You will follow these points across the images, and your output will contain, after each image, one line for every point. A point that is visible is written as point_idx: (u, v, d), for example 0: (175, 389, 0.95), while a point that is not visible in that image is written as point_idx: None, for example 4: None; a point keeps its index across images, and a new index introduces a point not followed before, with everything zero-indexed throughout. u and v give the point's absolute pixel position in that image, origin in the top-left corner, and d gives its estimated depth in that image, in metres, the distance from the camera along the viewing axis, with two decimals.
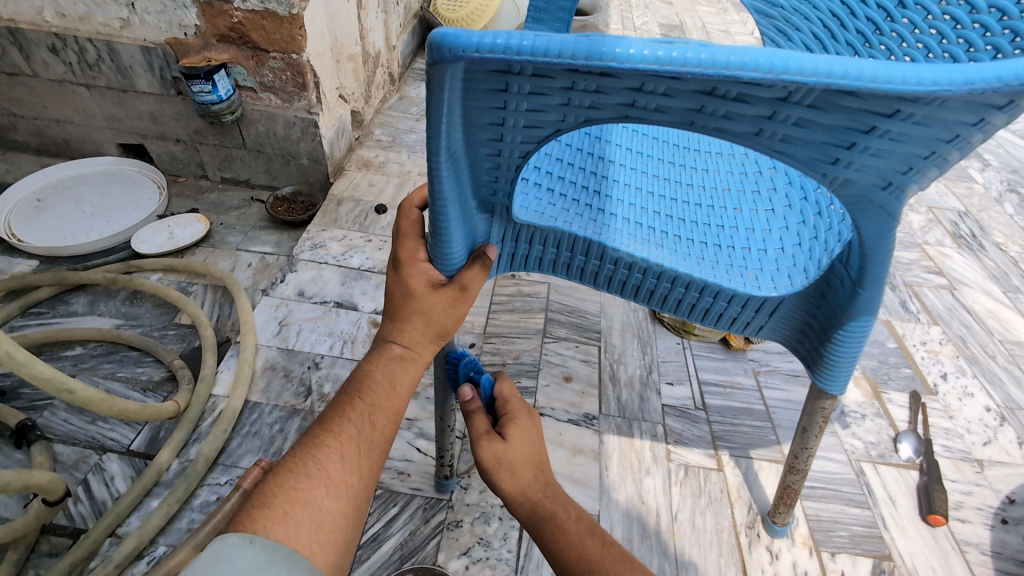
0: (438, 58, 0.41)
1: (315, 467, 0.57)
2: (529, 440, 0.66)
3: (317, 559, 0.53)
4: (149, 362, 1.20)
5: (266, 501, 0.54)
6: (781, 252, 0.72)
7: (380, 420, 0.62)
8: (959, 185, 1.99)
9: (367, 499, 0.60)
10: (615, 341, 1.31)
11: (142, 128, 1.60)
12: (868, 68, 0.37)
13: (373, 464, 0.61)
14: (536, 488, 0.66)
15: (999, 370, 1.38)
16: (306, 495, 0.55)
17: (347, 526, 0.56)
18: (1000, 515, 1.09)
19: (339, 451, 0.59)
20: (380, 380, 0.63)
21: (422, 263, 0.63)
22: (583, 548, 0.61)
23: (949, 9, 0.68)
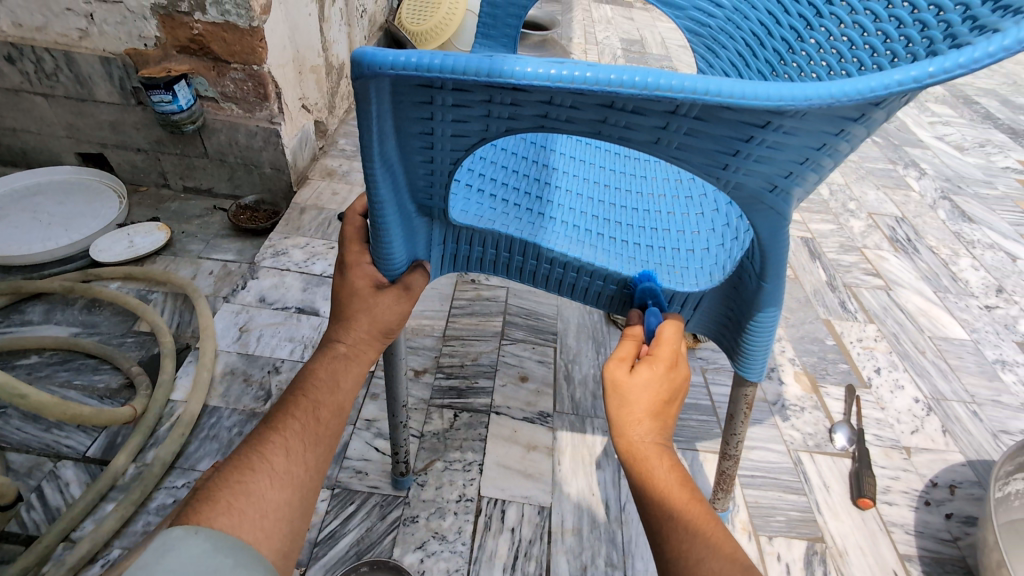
0: (361, 74, 0.46)
1: (259, 460, 0.60)
2: (652, 386, 0.62)
3: (262, 544, 0.55)
4: (106, 369, 1.20)
5: (211, 493, 0.56)
6: (706, 251, 0.78)
7: (323, 415, 0.65)
8: (897, 193, 2.12)
9: (313, 491, 0.62)
10: (570, 342, 1.37)
11: (101, 137, 1.60)
12: (727, 85, 0.43)
13: (317, 456, 0.64)
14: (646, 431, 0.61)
15: (928, 364, 1.48)
16: (250, 485, 0.57)
17: (292, 515, 0.59)
18: (924, 497, 1.17)
19: (283, 444, 0.62)
20: (323, 378, 0.65)
21: (366, 266, 0.67)
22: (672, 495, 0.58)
23: (847, 31, 0.74)
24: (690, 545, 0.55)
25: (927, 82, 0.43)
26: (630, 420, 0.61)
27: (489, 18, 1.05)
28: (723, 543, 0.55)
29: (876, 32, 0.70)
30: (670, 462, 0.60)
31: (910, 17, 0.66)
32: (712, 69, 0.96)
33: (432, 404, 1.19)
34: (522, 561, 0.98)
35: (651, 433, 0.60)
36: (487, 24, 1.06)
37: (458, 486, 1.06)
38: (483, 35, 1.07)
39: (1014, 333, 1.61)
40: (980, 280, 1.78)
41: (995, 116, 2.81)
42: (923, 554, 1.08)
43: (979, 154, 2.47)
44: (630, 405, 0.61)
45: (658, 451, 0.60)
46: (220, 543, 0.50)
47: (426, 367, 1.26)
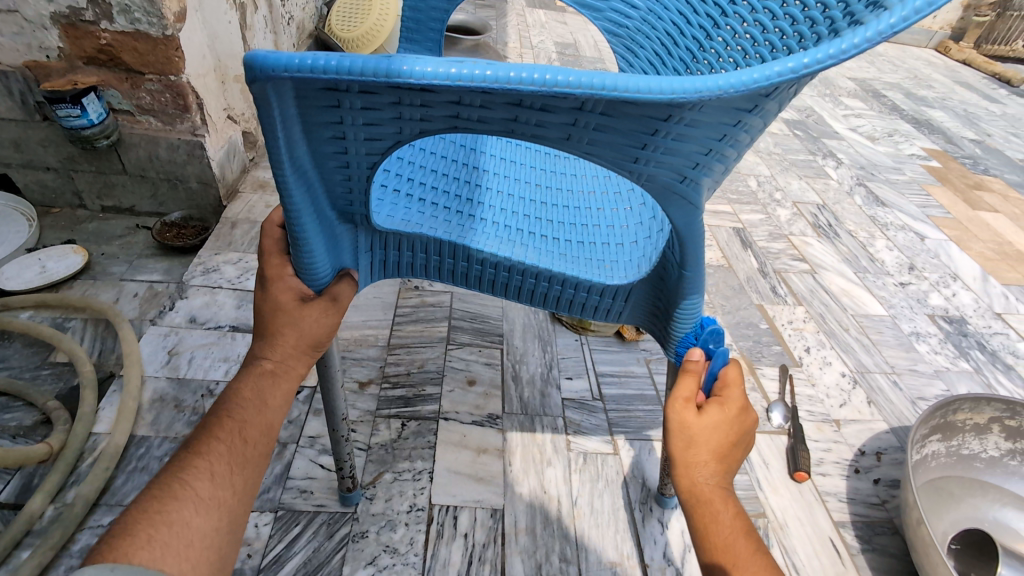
0: (256, 78, 0.44)
1: (182, 487, 0.57)
2: (721, 429, 0.62)
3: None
4: (18, 406, 1.11)
5: (127, 527, 0.53)
6: (634, 245, 0.80)
7: (251, 435, 0.62)
8: (818, 182, 2.26)
9: (242, 514, 0.61)
10: (517, 343, 1.38)
11: (4, 156, 1.48)
12: (621, 81, 0.44)
13: (246, 479, 0.62)
14: (710, 473, 0.60)
15: (852, 340, 1.57)
16: (172, 515, 0.55)
17: (220, 541, 0.57)
18: (854, 465, 1.25)
19: (208, 468, 0.59)
20: (248, 397, 0.62)
21: (288, 280, 0.65)
22: (732, 541, 0.58)
23: (749, 29, 0.77)
24: None
25: (801, 72, 0.45)
26: (693, 460, 0.61)
27: (413, 22, 1.05)
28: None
29: (774, 29, 0.73)
30: (734, 509, 0.60)
31: (801, 14, 0.69)
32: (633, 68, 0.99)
33: (378, 415, 1.16)
34: (477, 566, 0.97)
35: (710, 473, 0.60)
36: (411, 28, 1.05)
37: (408, 496, 1.04)
38: (409, 39, 1.07)
39: (925, 307, 1.74)
40: (894, 260, 1.92)
41: (900, 107, 3.04)
42: (855, 520, 1.15)
43: (888, 143, 2.66)
44: (693, 448, 0.61)
45: (718, 491, 0.60)
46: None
47: (371, 378, 1.23)
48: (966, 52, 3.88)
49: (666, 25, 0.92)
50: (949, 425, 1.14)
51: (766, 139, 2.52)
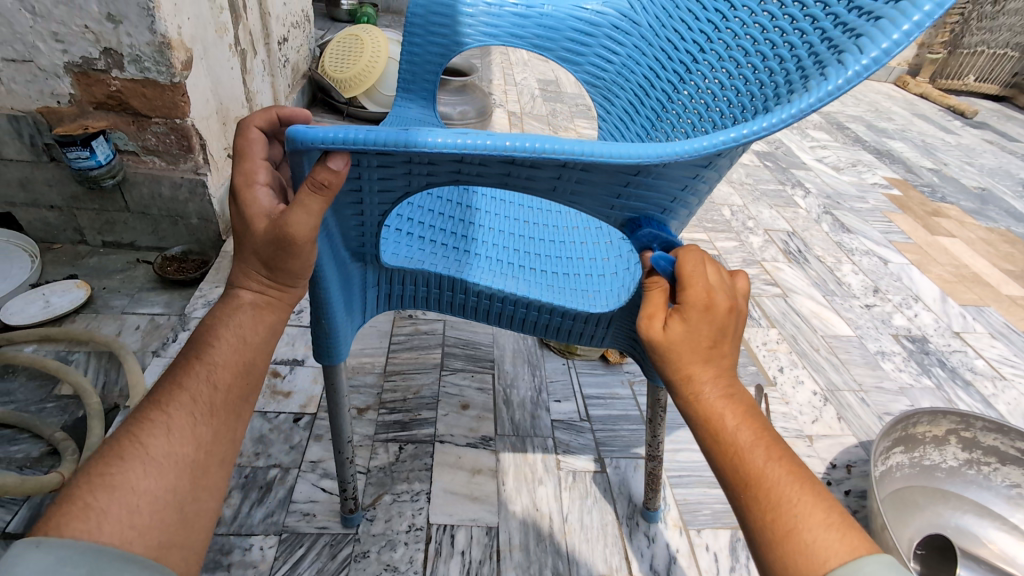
0: (296, 147, 0.53)
1: (134, 445, 0.53)
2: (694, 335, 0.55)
3: (132, 544, 0.49)
4: (25, 438, 1.14)
5: (69, 491, 0.49)
6: (614, 276, 0.89)
7: (219, 383, 0.60)
8: (787, 210, 2.40)
9: (204, 470, 0.57)
10: (507, 368, 1.44)
11: (9, 195, 1.54)
12: (599, 147, 0.53)
13: (207, 433, 0.58)
14: (708, 378, 0.55)
15: (822, 360, 1.67)
16: (117, 479, 0.51)
17: (176, 502, 0.53)
18: (826, 478, 1.33)
19: (164, 425, 0.55)
20: (220, 343, 0.61)
21: (257, 194, 0.61)
22: (744, 451, 0.52)
23: (708, 85, 0.87)
24: (772, 501, 0.50)
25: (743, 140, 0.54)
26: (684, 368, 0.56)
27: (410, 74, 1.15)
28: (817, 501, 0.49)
29: (728, 87, 0.82)
30: (743, 413, 0.54)
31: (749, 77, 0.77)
32: (609, 115, 1.10)
33: (377, 439, 1.22)
34: None
35: (708, 383, 0.55)
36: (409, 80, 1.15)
37: (407, 516, 1.09)
38: (407, 89, 1.17)
39: (890, 327, 1.85)
40: (860, 283, 2.04)
41: (862, 139, 3.24)
42: None
43: (852, 173, 2.83)
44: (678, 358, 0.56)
45: (722, 401, 0.54)
46: (74, 551, 0.44)
47: (369, 404, 1.29)
48: (922, 87, 4.15)
49: (639, 79, 1.02)
50: (911, 437, 1.23)
51: (739, 170, 2.67)
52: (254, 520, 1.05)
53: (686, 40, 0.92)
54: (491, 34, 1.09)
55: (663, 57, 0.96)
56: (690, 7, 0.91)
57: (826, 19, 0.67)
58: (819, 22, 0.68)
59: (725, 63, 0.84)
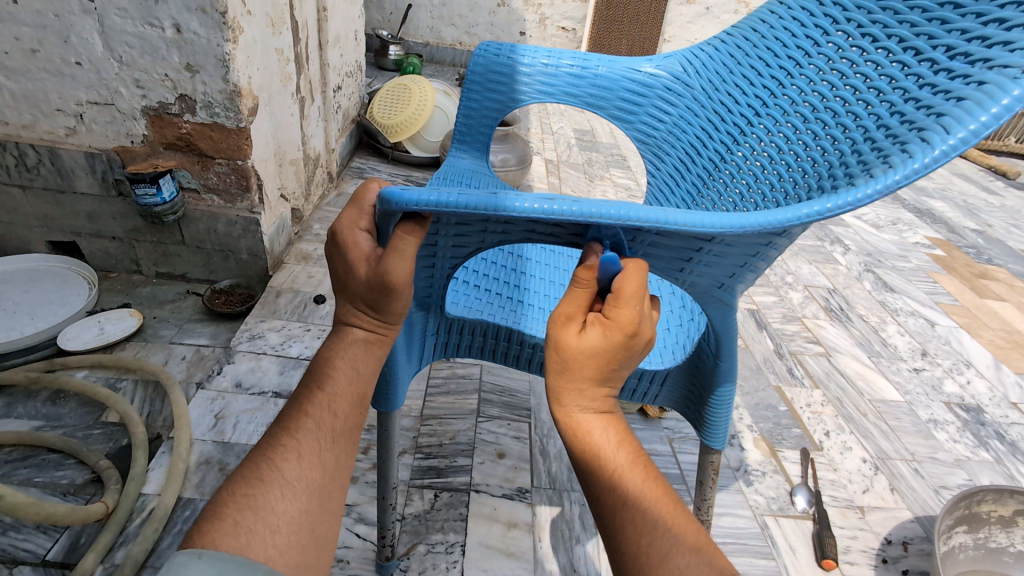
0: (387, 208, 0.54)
1: (270, 469, 0.57)
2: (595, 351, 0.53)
3: (276, 562, 0.51)
4: (71, 464, 1.16)
5: (217, 511, 0.53)
6: (667, 331, 0.87)
7: (340, 409, 0.62)
8: (827, 267, 2.37)
9: (333, 493, 0.59)
10: (544, 416, 1.42)
11: (76, 226, 1.62)
12: (680, 217, 0.53)
13: (335, 458, 0.61)
14: (594, 403, 0.55)
15: (870, 425, 1.60)
16: (259, 500, 0.54)
17: (311, 524, 0.56)
18: (881, 555, 1.25)
19: (296, 448, 0.59)
20: (340, 370, 0.64)
21: (361, 237, 0.63)
22: (623, 476, 0.53)
23: (764, 148, 0.88)
24: (643, 523, 0.51)
25: (825, 215, 0.54)
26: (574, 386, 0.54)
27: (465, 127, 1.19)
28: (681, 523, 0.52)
29: (786, 152, 0.83)
30: (623, 436, 0.55)
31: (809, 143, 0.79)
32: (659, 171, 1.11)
33: (413, 485, 1.20)
34: None
35: (591, 404, 0.55)
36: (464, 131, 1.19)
37: (441, 569, 1.06)
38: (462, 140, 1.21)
39: (941, 394, 1.78)
40: (906, 345, 1.97)
41: (901, 197, 3.20)
42: None
43: (892, 231, 2.78)
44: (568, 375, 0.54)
45: (604, 424, 0.55)
46: (228, 566, 0.47)
47: (406, 448, 1.28)
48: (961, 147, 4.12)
49: (691, 139, 1.04)
50: (974, 516, 1.16)
51: None
52: None
53: (740, 104, 0.93)
54: (546, 92, 1.13)
55: (715, 120, 0.98)
56: (746, 74, 0.93)
57: (892, 91, 0.69)
58: (884, 95, 0.69)
59: (783, 128, 0.85)
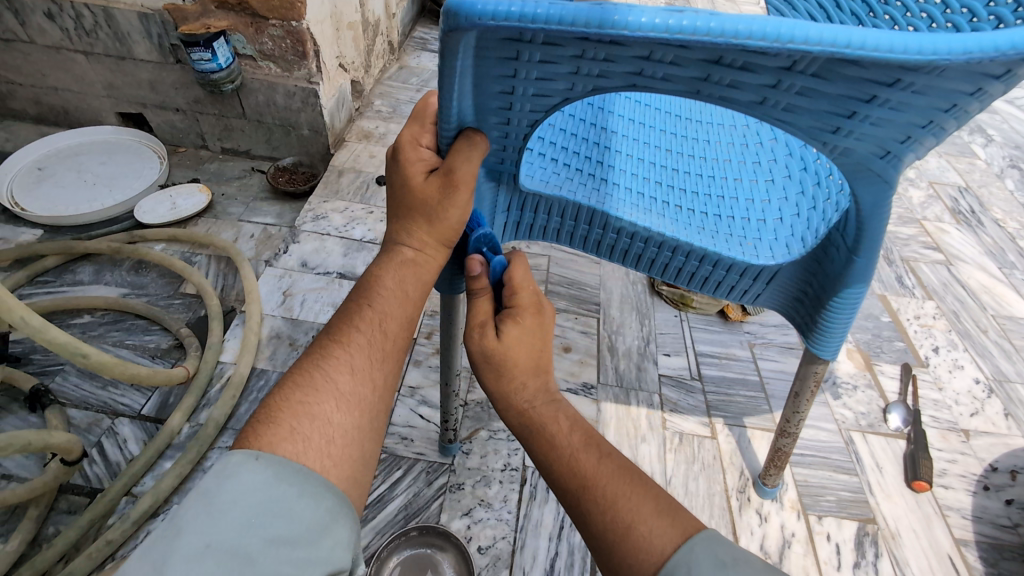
0: (455, 26, 0.42)
1: (323, 379, 0.54)
2: (526, 340, 0.57)
3: (331, 473, 0.49)
4: (156, 330, 1.22)
5: (272, 416, 0.51)
6: (779, 222, 0.71)
7: (390, 330, 0.59)
8: (961, 161, 2.00)
9: (383, 410, 0.57)
10: (614, 313, 1.34)
11: (141, 96, 1.58)
12: (871, 38, 0.36)
13: (385, 376, 0.58)
14: (538, 397, 0.59)
15: (990, 344, 1.41)
16: (314, 409, 0.51)
17: (362, 439, 0.53)
18: (983, 482, 1.13)
19: (348, 363, 0.55)
20: (388, 287, 0.59)
21: (421, 150, 0.59)
22: (576, 459, 0.55)
23: None
24: (604, 497, 0.52)
25: None
26: (518, 387, 0.58)
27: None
28: (645, 493, 0.52)
29: None
30: (577, 426, 0.58)
31: None
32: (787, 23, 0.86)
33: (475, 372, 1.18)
34: (569, 531, 0.97)
35: (527, 395, 0.58)
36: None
37: (503, 455, 1.06)
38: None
39: None
40: None
41: None
42: (980, 540, 1.04)
43: None
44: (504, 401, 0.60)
45: (554, 414, 0.58)
46: (283, 472, 0.47)
47: None
48: None
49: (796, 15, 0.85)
50: None
51: None
52: None
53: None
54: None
55: None
56: None
57: None
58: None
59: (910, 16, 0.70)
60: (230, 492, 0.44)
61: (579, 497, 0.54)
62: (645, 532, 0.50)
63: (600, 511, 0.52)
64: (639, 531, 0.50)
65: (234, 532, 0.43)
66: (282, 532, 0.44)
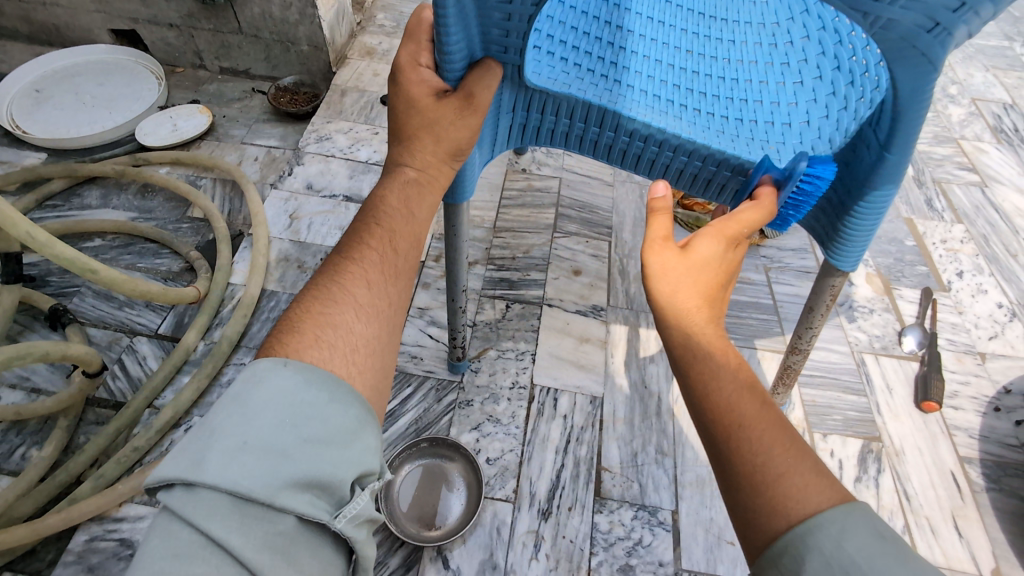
0: None
1: (340, 292, 0.51)
2: (712, 264, 0.52)
3: (354, 381, 0.47)
4: (167, 253, 1.23)
5: (292, 325, 0.48)
6: (806, 126, 0.66)
7: (401, 245, 0.55)
8: (1010, 75, 1.85)
9: (401, 327, 0.54)
10: (626, 236, 1.30)
11: (132, 11, 1.51)
12: None
13: (402, 292, 0.55)
14: (703, 318, 0.50)
15: (1018, 268, 1.35)
16: (335, 318, 0.49)
17: (383, 350, 0.51)
18: (994, 403, 1.12)
19: (363, 275, 0.52)
20: (395, 204, 0.56)
21: (421, 71, 0.58)
22: (738, 399, 0.46)
23: None
24: (761, 444, 0.44)
25: None
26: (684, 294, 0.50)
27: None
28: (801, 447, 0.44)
29: None
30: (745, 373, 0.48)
31: None
32: None
33: (484, 294, 1.18)
34: (574, 445, 1.00)
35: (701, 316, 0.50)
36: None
37: (511, 374, 1.07)
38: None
39: None
40: None
41: None
42: (985, 458, 1.05)
43: None
44: (678, 296, 0.50)
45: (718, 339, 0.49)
46: (311, 376, 0.44)
47: (478, 259, 1.23)
48: None
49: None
50: None
51: None
52: None
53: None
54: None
55: None
56: None
57: None
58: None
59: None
60: (256, 399, 0.42)
61: (730, 437, 0.45)
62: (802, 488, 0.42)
63: (744, 457, 0.44)
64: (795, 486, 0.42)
65: (267, 430, 0.41)
66: (316, 431, 0.42)
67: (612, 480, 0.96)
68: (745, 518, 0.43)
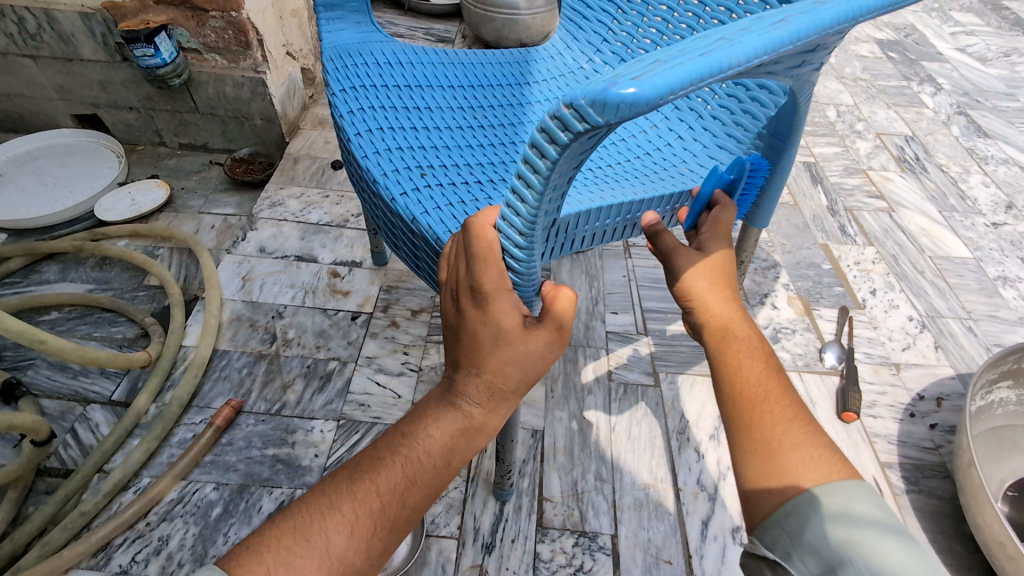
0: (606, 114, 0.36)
1: (320, 531, 0.51)
2: (728, 265, 0.64)
3: None
4: (123, 321, 1.27)
5: (268, 533, 0.51)
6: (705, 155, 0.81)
7: (411, 499, 0.54)
8: (909, 111, 2.05)
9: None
10: (564, 277, 1.39)
11: (94, 97, 1.61)
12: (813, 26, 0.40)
13: (383, 544, 0.53)
14: (735, 309, 0.62)
15: (926, 283, 1.47)
16: (296, 561, 0.49)
17: None
18: (910, 409, 1.20)
19: (349, 521, 0.52)
20: (431, 439, 0.55)
21: (510, 294, 0.52)
22: (762, 377, 0.59)
23: None
24: (774, 414, 0.57)
25: None
26: (718, 295, 0.62)
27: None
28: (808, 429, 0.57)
29: None
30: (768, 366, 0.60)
31: None
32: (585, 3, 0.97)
33: (429, 340, 1.24)
34: (517, 479, 1.04)
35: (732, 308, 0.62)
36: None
37: None
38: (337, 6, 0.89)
39: (1019, 250, 1.58)
40: (989, 197, 1.74)
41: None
42: (903, 462, 1.12)
43: (1002, 65, 2.34)
44: (715, 292, 0.62)
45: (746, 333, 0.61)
46: None
47: (423, 307, 1.30)
48: None
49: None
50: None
51: (854, 63, 2.29)
52: (315, 405, 1.11)
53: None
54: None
55: None
56: None
57: None
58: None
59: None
60: None
61: (752, 408, 0.58)
62: (805, 456, 0.55)
63: (757, 425, 0.57)
64: (800, 453, 0.55)
65: None
66: None
67: (553, 509, 1.01)
68: (756, 473, 0.56)
